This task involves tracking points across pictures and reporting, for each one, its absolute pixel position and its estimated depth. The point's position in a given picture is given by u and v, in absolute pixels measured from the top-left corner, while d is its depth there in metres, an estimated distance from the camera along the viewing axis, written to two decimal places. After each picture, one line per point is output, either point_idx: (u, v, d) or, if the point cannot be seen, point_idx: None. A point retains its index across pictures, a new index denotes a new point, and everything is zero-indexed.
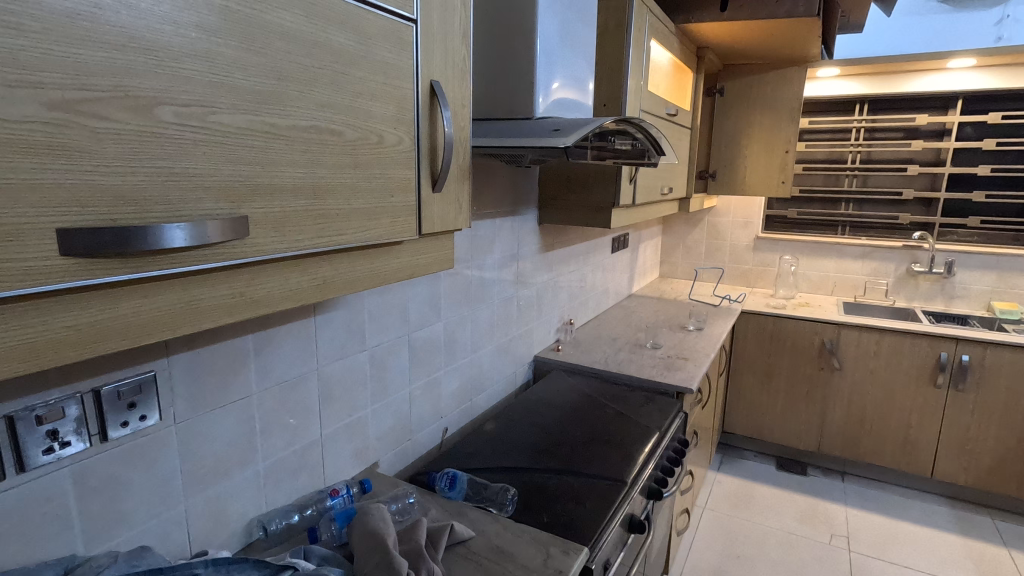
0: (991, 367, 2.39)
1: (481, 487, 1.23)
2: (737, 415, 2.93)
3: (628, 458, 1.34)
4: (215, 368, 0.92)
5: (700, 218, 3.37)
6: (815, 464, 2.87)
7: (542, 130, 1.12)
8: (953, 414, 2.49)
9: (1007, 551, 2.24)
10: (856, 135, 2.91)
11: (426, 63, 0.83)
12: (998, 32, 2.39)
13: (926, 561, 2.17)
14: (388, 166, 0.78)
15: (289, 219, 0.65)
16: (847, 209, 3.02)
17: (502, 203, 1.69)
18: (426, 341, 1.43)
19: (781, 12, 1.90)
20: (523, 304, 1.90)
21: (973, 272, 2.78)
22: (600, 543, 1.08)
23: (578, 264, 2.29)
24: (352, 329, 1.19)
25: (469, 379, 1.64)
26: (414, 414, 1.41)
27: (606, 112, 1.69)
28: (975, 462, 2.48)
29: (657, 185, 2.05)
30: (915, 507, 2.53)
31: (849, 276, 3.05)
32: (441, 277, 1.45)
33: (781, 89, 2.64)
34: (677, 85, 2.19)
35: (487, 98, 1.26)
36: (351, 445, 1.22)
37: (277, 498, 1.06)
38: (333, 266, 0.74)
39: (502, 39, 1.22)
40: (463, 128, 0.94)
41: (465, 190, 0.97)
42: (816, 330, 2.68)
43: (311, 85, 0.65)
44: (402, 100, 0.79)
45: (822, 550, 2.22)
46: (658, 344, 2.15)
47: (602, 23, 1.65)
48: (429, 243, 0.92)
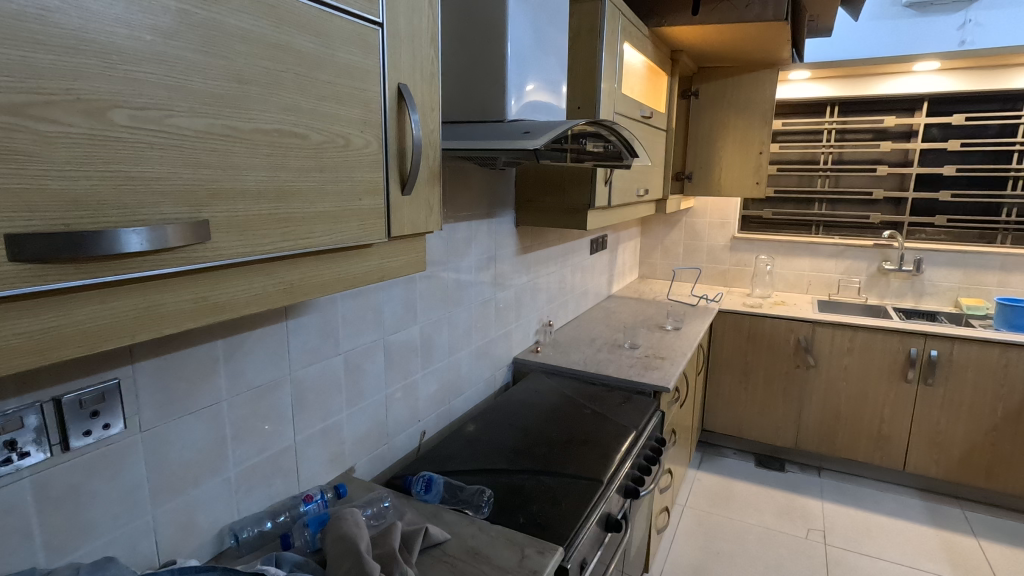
0: (958, 361, 2.45)
1: (457, 490, 1.22)
2: (717, 414, 2.97)
3: (604, 458, 1.35)
4: (183, 375, 0.91)
5: (678, 219, 3.41)
6: (793, 460, 2.91)
7: (513, 132, 1.13)
8: (924, 408, 2.55)
9: (977, 541, 2.30)
10: (827, 136, 2.98)
11: (393, 67, 0.83)
12: (960, 37, 2.46)
13: (899, 552, 2.22)
14: (355, 169, 0.78)
15: (252, 223, 0.64)
16: (820, 209, 3.08)
17: (478, 205, 1.69)
18: (402, 344, 1.42)
19: (750, 16, 1.93)
20: (501, 306, 1.90)
21: (940, 270, 2.85)
22: (576, 543, 1.08)
23: (557, 266, 2.30)
24: (325, 333, 1.18)
25: (447, 382, 1.63)
26: (390, 418, 1.41)
27: (581, 115, 1.70)
28: (945, 454, 2.55)
29: (633, 186, 2.07)
30: (888, 500, 2.58)
31: (823, 275, 3.11)
32: (416, 280, 1.45)
33: (754, 90, 2.68)
34: (651, 88, 2.22)
35: (459, 101, 1.26)
36: (326, 450, 1.22)
37: (249, 506, 1.05)
38: (301, 270, 0.74)
39: (474, 43, 1.23)
40: (433, 130, 0.94)
41: (435, 192, 0.97)
42: (792, 328, 2.73)
43: (274, 88, 0.65)
44: (369, 104, 0.79)
45: (799, 544, 2.25)
46: (636, 344, 2.17)
47: (575, 27, 1.66)
48: (399, 246, 0.92)
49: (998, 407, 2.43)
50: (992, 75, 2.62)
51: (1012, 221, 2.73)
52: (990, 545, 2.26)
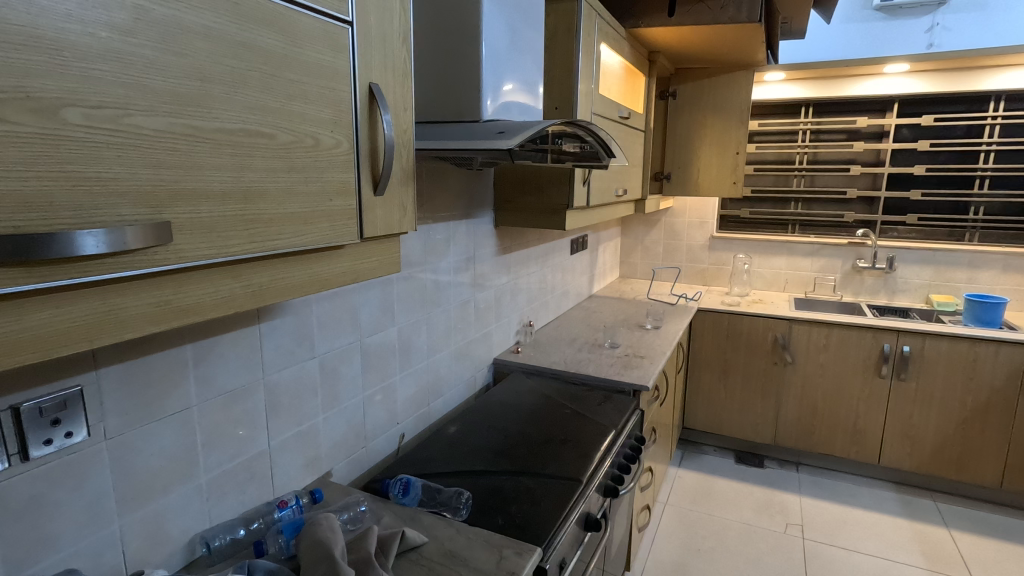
0: (930, 356, 2.51)
1: (435, 492, 1.21)
2: (697, 412, 3.00)
3: (583, 458, 1.36)
4: (151, 381, 0.89)
5: (657, 219, 3.43)
6: (772, 456, 2.95)
7: (488, 132, 1.12)
8: (897, 402, 2.61)
9: (949, 532, 2.35)
10: (802, 137, 3.03)
11: (364, 66, 0.82)
12: (928, 39, 2.53)
13: (874, 545, 2.26)
14: (325, 169, 0.77)
15: (217, 224, 0.63)
16: (796, 208, 3.13)
17: (456, 206, 1.68)
18: (379, 346, 1.41)
19: (724, 18, 1.96)
20: (481, 307, 1.89)
21: (912, 267, 2.92)
22: (554, 543, 1.08)
23: (537, 266, 2.30)
24: (300, 337, 1.16)
25: (426, 384, 1.62)
26: (368, 421, 1.39)
27: (558, 115, 1.71)
28: (917, 447, 2.60)
29: (611, 186, 2.08)
30: (864, 493, 2.63)
31: (799, 273, 3.16)
32: (393, 281, 1.44)
33: (731, 91, 2.71)
34: (629, 89, 2.23)
35: (434, 101, 1.25)
36: (302, 455, 1.20)
37: (221, 513, 1.03)
38: (270, 271, 0.72)
39: (449, 44, 1.22)
40: (406, 131, 0.94)
41: (409, 192, 0.97)
42: (769, 326, 2.77)
43: (238, 87, 0.63)
44: (339, 103, 0.78)
45: (778, 539, 2.28)
46: (615, 343, 2.18)
47: (551, 27, 1.66)
48: (372, 247, 0.91)
49: (967, 401, 2.49)
50: (959, 77, 2.68)
51: (980, 219, 2.80)
52: (961, 535, 2.32)
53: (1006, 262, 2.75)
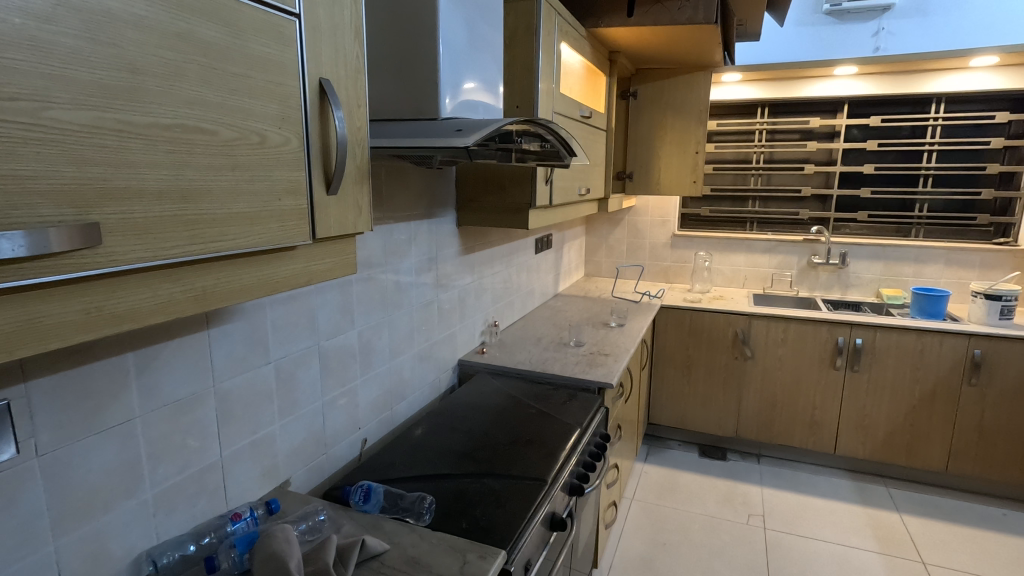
0: (881, 347, 2.61)
1: (397, 498, 1.19)
2: (662, 407, 3.04)
3: (549, 457, 1.35)
4: (88, 392, 0.84)
5: (621, 217, 3.47)
6: (734, 449, 3.02)
7: (445, 129, 1.11)
8: (851, 393, 2.70)
9: (901, 516, 2.45)
10: (758, 136, 3.11)
11: (313, 60, 0.79)
12: (875, 43, 2.67)
13: (832, 532, 2.33)
14: (273, 167, 0.74)
15: (154, 225, 0.59)
16: (754, 206, 3.22)
17: (417, 205, 1.66)
18: (339, 350, 1.38)
19: (681, 19, 1.99)
20: (444, 308, 1.87)
21: (863, 263, 3.03)
22: (520, 544, 1.07)
23: (502, 266, 2.29)
24: (253, 342, 1.12)
25: (389, 387, 1.59)
26: (328, 427, 1.35)
27: (519, 114, 1.70)
28: (870, 436, 2.70)
29: (574, 185, 2.09)
30: (821, 482, 2.72)
31: (758, 269, 3.24)
32: (352, 282, 1.40)
33: (690, 91, 2.76)
34: (590, 88, 2.25)
35: (391, 97, 1.23)
36: (258, 464, 1.16)
37: (170, 529, 0.98)
38: (216, 274, 0.69)
39: (405, 40, 1.20)
40: (360, 128, 0.91)
41: (364, 192, 0.94)
42: (729, 321, 2.84)
43: (174, 80, 0.60)
44: (286, 98, 0.75)
45: (741, 531, 2.33)
46: (581, 341, 2.18)
47: (511, 26, 1.65)
48: (326, 248, 0.88)
49: (915, 390, 2.60)
50: (905, 80, 2.78)
51: (924, 216, 2.93)
52: (911, 519, 2.42)
53: (949, 256, 2.88)
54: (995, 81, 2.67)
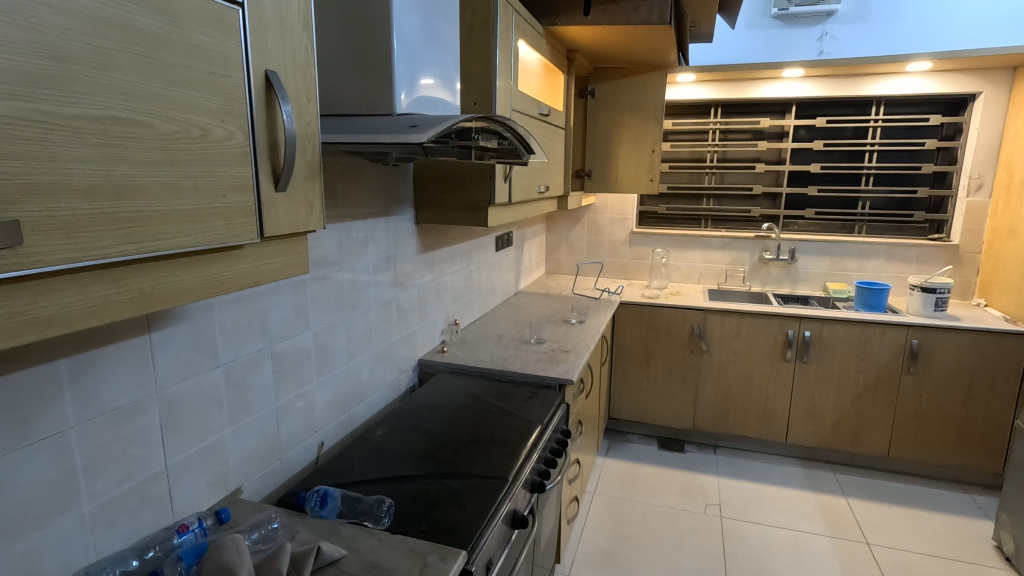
0: (828, 339, 2.73)
1: (355, 502, 1.16)
2: (622, 402, 3.09)
3: (510, 455, 1.35)
4: (16, 402, 0.79)
5: (580, 215, 3.51)
6: (692, 440, 3.10)
7: (400, 125, 1.08)
8: (801, 384, 2.81)
9: (847, 500, 2.56)
10: (712, 136, 3.19)
11: (259, 52, 0.76)
12: (819, 47, 2.80)
13: (784, 518, 2.42)
14: (216, 163, 0.71)
15: (84, 223, 0.56)
16: (708, 204, 3.32)
17: (374, 202, 1.63)
18: (294, 352, 1.34)
19: (637, 19, 2.01)
20: (404, 307, 1.84)
21: (811, 258, 3.15)
22: (481, 544, 1.06)
23: (462, 264, 2.28)
24: (200, 345, 1.07)
25: (347, 389, 1.56)
26: (283, 431, 1.31)
27: (477, 111, 1.69)
28: (819, 424, 2.82)
29: (533, 183, 2.09)
30: (774, 470, 2.82)
31: (713, 265, 3.33)
32: (307, 282, 1.36)
33: (646, 90, 2.81)
34: (548, 86, 2.26)
35: (344, 92, 1.20)
36: (207, 472, 1.11)
37: (110, 544, 0.93)
38: (155, 275, 0.66)
39: (359, 33, 1.17)
40: (310, 123, 0.88)
41: (316, 189, 0.91)
42: (686, 316, 2.91)
43: (105, 69, 0.57)
44: (230, 90, 0.72)
45: (698, 520, 2.40)
46: (542, 338, 2.19)
47: (468, 22, 1.64)
48: (275, 246, 0.85)
49: (860, 379, 2.72)
50: (848, 83, 2.90)
51: (867, 213, 3.07)
52: (856, 502, 2.54)
53: (889, 252, 3.02)
54: (928, 85, 2.81)
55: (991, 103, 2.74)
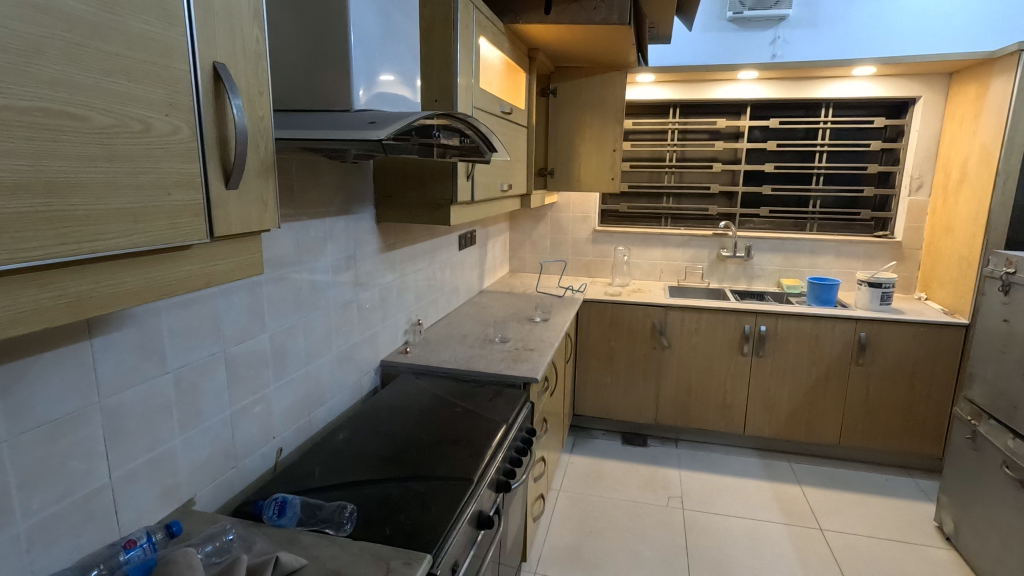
0: (782, 333, 2.82)
1: (315, 509, 1.13)
2: (586, 398, 3.13)
3: (475, 456, 1.34)
4: None
5: (543, 213, 3.52)
6: (654, 435, 3.16)
7: (358, 122, 1.05)
8: (757, 377, 2.90)
9: (801, 488, 2.66)
10: (671, 136, 3.26)
11: (205, 43, 0.73)
12: (772, 50, 2.93)
13: (742, 508, 2.49)
14: (159, 159, 0.67)
15: (11, 222, 0.52)
16: (668, 202, 3.39)
17: (333, 201, 1.59)
18: (249, 355, 1.29)
19: (597, 19, 2.03)
20: (365, 307, 1.80)
21: (766, 255, 3.25)
22: (446, 547, 1.05)
23: (424, 263, 2.25)
24: (147, 351, 1.02)
25: (306, 393, 1.51)
26: (238, 438, 1.27)
27: (438, 108, 1.67)
28: (774, 415, 2.91)
29: (495, 181, 2.08)
30: (733, 461, 2.90)
31: (673, 263, 3.39)
32: (262, 283, 1.32)
33: (606, 90, 2.83)
34: (510, 85, 2.25)
35: (300, 87, 1.16)
36: (156, 484, 1.06)
37: (49, 564, 0.88)
38: (93, 278, 0.62)
39: (314, 26, 1.13)
40: (262, 118, 0.85)
41: (269, 187, 0.88)
42: (647, 313, 2.96)
43: (33, 57, 0.53)
44: (174, 82, 0.68)
45: (662, 513, 2.44)
46: (506, 337, 2.18)
47: (427, 18, 1.62)
48: (226, 246, 0.82)
49: (812, 370, 2.82)
50: (800, 86, 2.99)
51: (817, 211, 3.20)
52: (810, 489, 2.64)
53: (838, 249, 3.14)
54: (873, 89, 2.92)
55: (930, 106, 2.88)
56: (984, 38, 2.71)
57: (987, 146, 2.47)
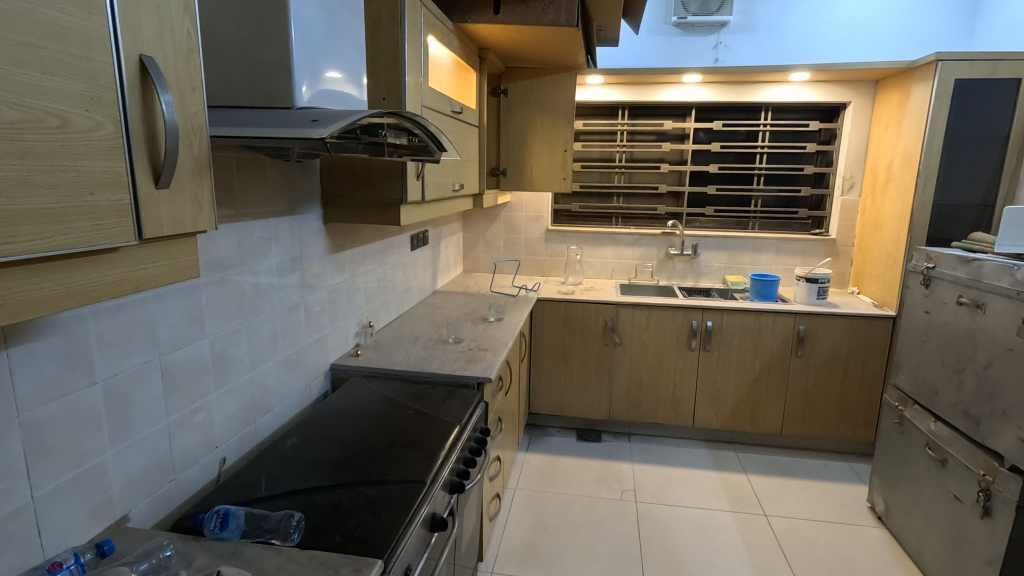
0: (727, 328, 2.93)
1: (260, 520, 1.10)
2: (541, 396, 3.16)
3: (427, 458, 1.33)
4: None
5: (496, 213, 3.53)
6: (608, 431, 3.22)
7: (299, 120, 1.02)
8: (705, 371, 2.99)
9: (747, 476, 2.77)
10: (620, 137, 3.33)
11: (130, 34, 0.69)
12: (715, 55, 3.03)
13: (692, 498, 2.57)
14: (81, 156, 0.63)
15: None
16: (618, 202, 3.46)
17: (277, 201, 1.54)
18: (188, 362, 1.23)
19: (545, 20, 2.04)
20: (313, 310, 1.76)
21: (712, 253, 3.36)
22: (398, 551, 1.04)
23: (375, 264, 2.21)
24: (72, 360, 0.96)
25: (250, 399, 1.46)
26: (176, 449, 1.21)
27: (386, 107, 1.64)
28: (721, 407, 3.02)
29: (446, 181, 2.06)
30: (683, 453, 2.99)
31: (624, 261, 3.46)
32: (201, 287, 1.26)
33: (556, 91, 2.86)
34: (459, 84, 2.24)
35: (238, 83, 1.11)
36: (85, 501, 1.00)
37: None
38: (6, 283, 0.57)
39: (252, 20, 1.09)
40: (195, 114, 0.82)
41: (204, 187, 0.84)
42: (599, 311, 3.01)
43: None
44: (95, 75, 0.64)
45: (616, 506, 2.49)
46: (459, 337, 2.17)
47: (374, 15, 1.59)
48: (157, 249, 0.78)
49: (756, 363, 2.94)
50: (741, 90, 3.11)
51: (759, 210, 3.34)
52: (755, 477, 2.76)
53: (778, 246, 3.29)
54: (808, 94, 3.08)
55: (859, 112, 3.05)
56: (908, 49, 2.90)
57: (909, 149, 2.63)
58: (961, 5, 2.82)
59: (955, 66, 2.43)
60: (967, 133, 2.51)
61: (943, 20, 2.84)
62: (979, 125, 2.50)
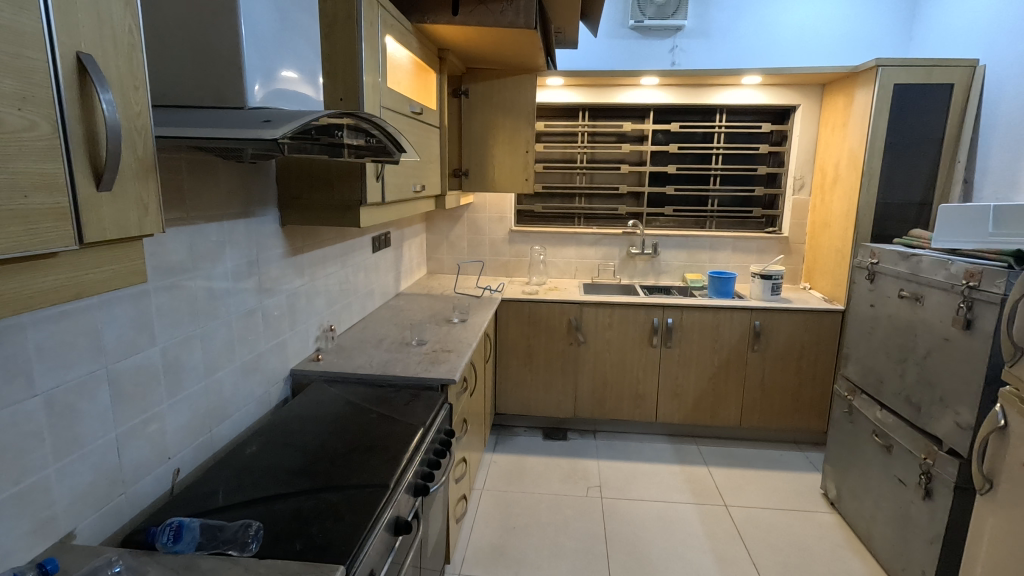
0: (687, 324, 3.00)
1: (216, 531, 1.07)
2: (507, 395, 3.17)
3: (390, 462, 1.32)
4: None
5: (460, 214, 3.52)
6: (574, 428, 3.26)
7: (250, 120, 1.00)
8: (666, 367, 3.05)
9: (708, 468, 2.85)
10: (581, 138, 3.37)
11: (66, 32, 0.66)
12: (671, 58, 3.11)
13: (655, 492, 2.62)
14: (11, 158, 0.60)
15: None
16: (580, 202, 3.50)
17: (231, 203, 1.50)
18: (137, 371, 1.19)
19: (504, 22, 2.05)
20: (271, 315, 1.72)
21: (671, 252, 3.44)
22: (361, 555, 1.03)
23: (336, 266, 2.18)
24: (8, 372, 0.92)
25: (206, 408, 1.42)
26: (126, 461, 1.16)
27: (344, 107, 1.62)
28: (683, 401, 3.09)
29: (407, 182, 2.05)
30: (647, 448, 3.04)
31: (587, 260, 3.50)
32: (150, 292, 1.22)
33: (517, 92, 2.88)
34: (419, 84, 2.23)
35: (187, 82, 1.08)
36: (26, 519, 0.96)
37: None
38: None
39: (200, 17, 1.06)
40: (139, 114, 0.79)
41: (151, 189, 0.82)
42: (563, 310, 3.04)
43: None
44: (29, 73, 0.62)
45: (582, 503, 2.52)
46: (423, 339, 2.16)
47: (330, 13, 1.57)
48: (99, 253, 0.75)
49: (715, 358, 3.02)
50: (696, 92, 3.19)
51: (716, 209, 3.43)
52: (716, 469, 2.84)
53: (734, 244, 3.39)
54: (759, 97, 3.18)
55: (808, 114, 3.17)
56: (851, 55, 3.04)
57: (854, 150, 2.75)
58: (899, 14, 2.97)
59: (894, 71, 2.56)
60: (907, 135, 2.64)
61: (883, 28, 2.99)
62: (917, 127, 2.63)
